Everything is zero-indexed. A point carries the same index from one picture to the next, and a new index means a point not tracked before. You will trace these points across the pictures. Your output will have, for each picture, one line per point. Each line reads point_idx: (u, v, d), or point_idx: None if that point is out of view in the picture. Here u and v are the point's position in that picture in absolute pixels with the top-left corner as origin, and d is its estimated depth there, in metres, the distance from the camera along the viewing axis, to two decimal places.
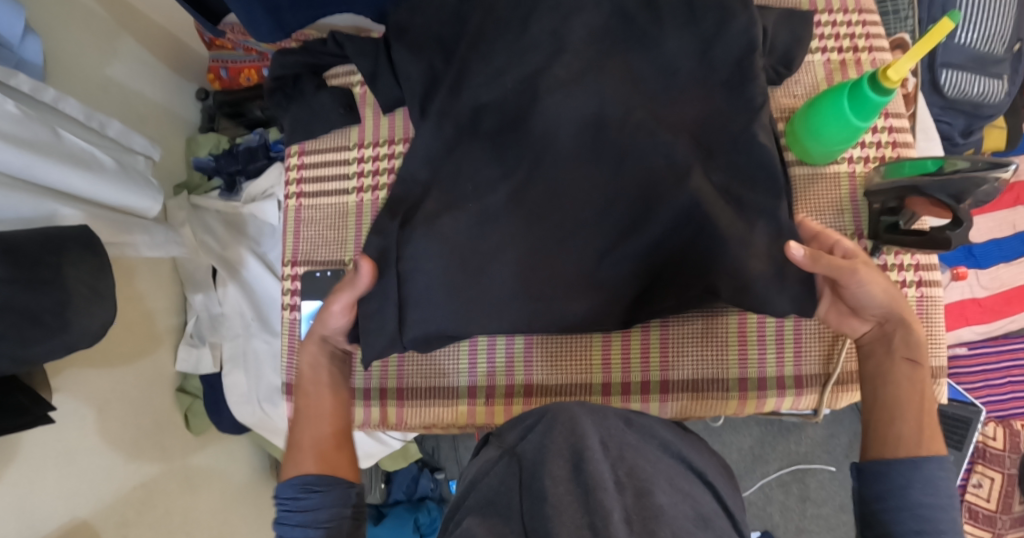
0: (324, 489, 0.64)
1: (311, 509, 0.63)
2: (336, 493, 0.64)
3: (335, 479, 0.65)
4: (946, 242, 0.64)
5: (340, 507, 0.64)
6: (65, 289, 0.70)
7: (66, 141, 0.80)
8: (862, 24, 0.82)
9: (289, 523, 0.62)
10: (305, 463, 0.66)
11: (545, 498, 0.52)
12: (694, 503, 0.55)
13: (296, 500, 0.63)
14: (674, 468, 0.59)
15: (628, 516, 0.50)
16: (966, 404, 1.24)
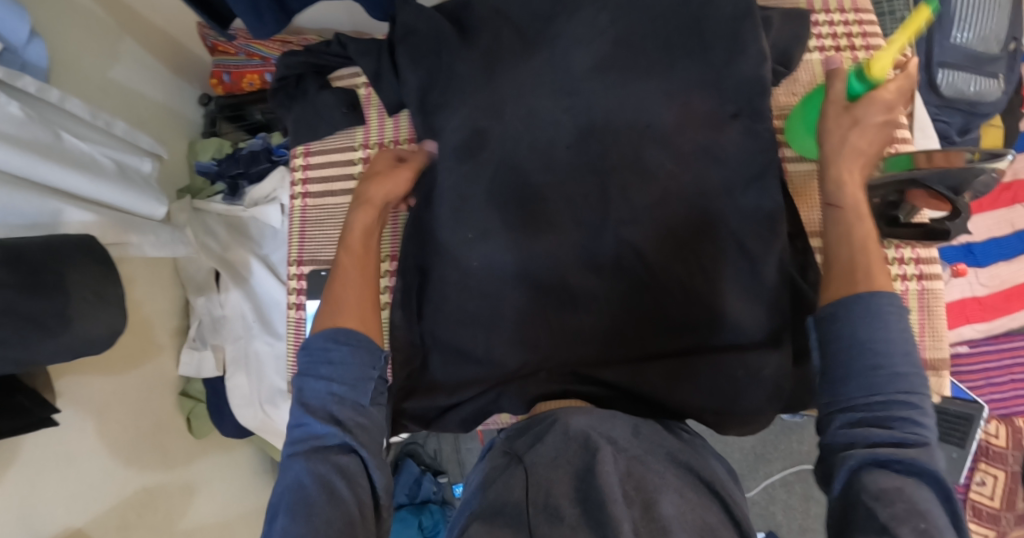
0: (352, 342, 0.63)
1: (338, 366, 0.62)
2: (363, 353, 0.63)
3: (365, 338, 0.64)
4: (946, 232, 0.68)
5: (368, 370, 0.63)
6: (66, 293, 0.70)
7: (68, 143, 0.80)
8: (858, 23, 0.83)
9: (315, 380, 0.62)
10: (338, 317, 0.66)
11: (560, 517, 0.53)
12: (701, 512, 0.54)
13: (325, 353, 0.63)
14: (682, 477, 0.59)
15: (637, 528, 0.50)
16: (969, 401, 1.21)
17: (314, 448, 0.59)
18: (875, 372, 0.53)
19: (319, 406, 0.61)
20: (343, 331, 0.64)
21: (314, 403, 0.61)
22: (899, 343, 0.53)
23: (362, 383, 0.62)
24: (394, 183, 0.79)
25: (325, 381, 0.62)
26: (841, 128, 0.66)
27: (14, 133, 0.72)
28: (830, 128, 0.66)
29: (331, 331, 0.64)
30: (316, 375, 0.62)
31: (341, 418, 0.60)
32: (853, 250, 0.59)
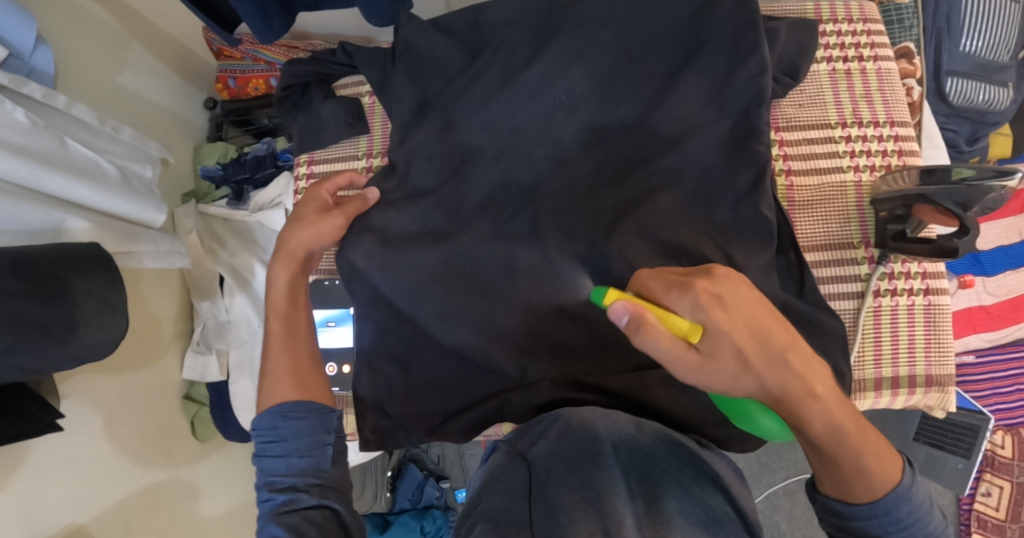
0: (300, 413, 0.64)
1: (291, 437, 0.63)
2: (315, 421, 0.64)
3: (311, 404, 0.65)
4: (954, 250, 0.67)
5: (321, 434, 0.64)
6: (73, 302, 0.70)
7: (73, 151, 0.81)
8: (867, 33, 0.82)
9: (270, 455, 0.63)
10: (283, 389, 0.66)
11: (558, 508, 0.52)
12: (705, 507, 0.54)
13: (277, 427, 0.63)
14: (687, 471, 0.58)
15: (637, 520, 0.50)
16: (974, 411, 1.23)
17: (287, 510, 0.59)
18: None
19: (282, 478, 0.61)
20: (290, 405, 0.64)
21: (275, 479, 0.62)
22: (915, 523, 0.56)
23: (318, 447, 0.63)
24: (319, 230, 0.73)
25: (283, 456, 0.62)
26: (742, 381, 0.54)
27: (22, 141, 0.73)
28: (714, 378, 0.54)
29: (274, 407, 0.64)
30: (273, 453, 0.63)
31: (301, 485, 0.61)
32: (839, 458, 0.56)
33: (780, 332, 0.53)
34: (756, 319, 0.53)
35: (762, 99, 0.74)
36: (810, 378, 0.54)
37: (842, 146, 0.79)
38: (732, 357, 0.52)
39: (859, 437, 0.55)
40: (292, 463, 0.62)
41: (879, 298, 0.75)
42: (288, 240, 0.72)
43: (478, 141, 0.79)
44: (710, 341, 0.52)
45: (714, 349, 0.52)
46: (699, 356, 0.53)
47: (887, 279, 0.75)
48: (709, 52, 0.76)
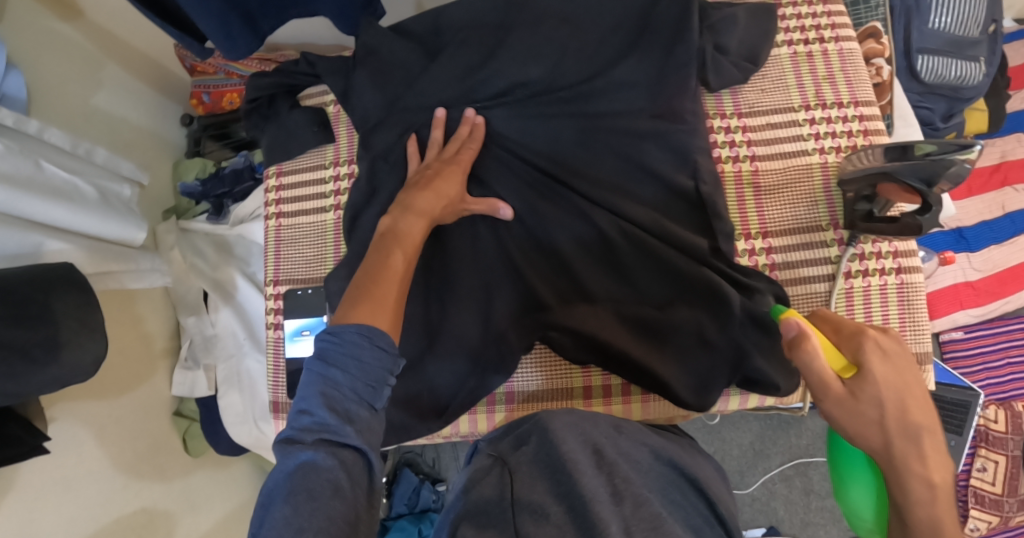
0: (379, 345, 0.55)
1: (365, 365, 0.54)
2: (389, 360, 0.56)
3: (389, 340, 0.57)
4: (918, 227, 0.66)
5: (388, 378, 0.55)
6: (53, 322, 0.71)
7: (49, 173, 0.81)
8: (827, 15, 0.82)
9: (337, 369, 0.54)
10: (377, 320, 0.58)
11: (545, 516, 0.53)
12: (685, 515, 0.55)
13: (352, 349, 0.54)
14: (665, 476, 0.59)
15: (626, 525, 0.51)
16: (964, 387, 1.19)
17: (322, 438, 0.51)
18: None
19: (335, 403, 0.52)
20: (382, 335, 0.56)
21: (328, 395, 0.52)
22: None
23: (381, 388, 0.54)
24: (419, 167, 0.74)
25: (347, 378, 0.53)
26: (868, 429, 0.55)
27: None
28: (847, 417, 0.56)
29: (363, 326, 0.56)
30: (341, 368, 0.54)
31: (351, 422, 0.52)
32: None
33: (923, 415, 0.54)
34: (915, 384, 0.55)
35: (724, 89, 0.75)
36: (925, 467, 0.52)
37: (807, 128, 0.79)
38: (873, 404, 0.55)
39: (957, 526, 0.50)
40: (349, 389, 0.53)
41: (850, 280, 0.75)
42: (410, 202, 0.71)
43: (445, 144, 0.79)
44: (857, 383, 0.56)
45: (860, 388, 0.55)
46: (844, 390, 0.56)
47: (857, 260, 0.75)
48: (670, 42, 0.76)
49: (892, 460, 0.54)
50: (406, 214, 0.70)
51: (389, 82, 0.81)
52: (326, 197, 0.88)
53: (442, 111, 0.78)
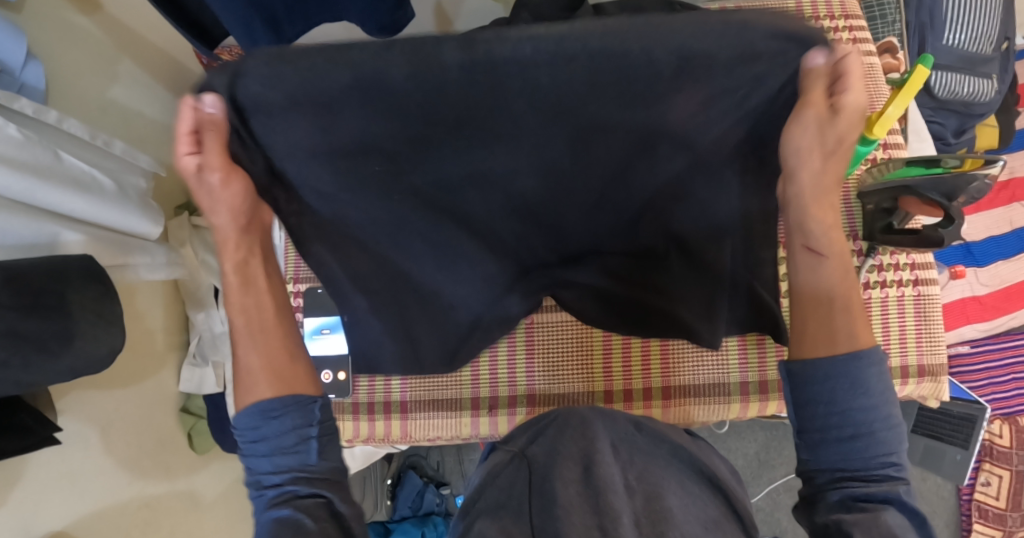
0: (278, 408, 0.56)
1: (274, 434, 0.56)
2: (296, 413, 0.57)
3: (291, 397, 0.57)
4: (939, 239, 0.67)
5: (304, 429, 0.57)
6: (69, 314, 0.71)
7: (67, 163, 0.81)
8: (849, 29, 0.83)
9: (254, 452, 0.56)
10: (259, 388, 0.58)
11: (553, 502, 0.51)
12: (700, 506, 0.53)
13: (256, 422, 0.56)
14: (683, 471, 0.57)
15: (637, 521, 0.48)
16: (971, 401, 1.22)
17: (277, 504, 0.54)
18: (859, 428, 0.50)
19: (267, 476, 0.56)
20: (278, 400, 0.57)
21: (261, 477, 0.56)
22: (873, 402, 0.51)
23: (303, 444, 0.56)
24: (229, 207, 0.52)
25: (265, 455, 0.56)
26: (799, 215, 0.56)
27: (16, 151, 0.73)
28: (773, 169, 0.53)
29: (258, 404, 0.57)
30: (257, 449, 0.56)
31: (283, 481, 0.55)
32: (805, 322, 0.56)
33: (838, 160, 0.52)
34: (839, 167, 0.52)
35: None
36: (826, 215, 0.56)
37: None
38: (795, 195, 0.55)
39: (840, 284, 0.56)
40: (274, 463, 0.55)
41: (869, 291, 0.76)
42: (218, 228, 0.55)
43: None
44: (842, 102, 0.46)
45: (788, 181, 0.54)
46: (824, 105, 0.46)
47: (875, 271, 0.76)
48: None
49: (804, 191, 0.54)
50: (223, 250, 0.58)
51: None
52: None
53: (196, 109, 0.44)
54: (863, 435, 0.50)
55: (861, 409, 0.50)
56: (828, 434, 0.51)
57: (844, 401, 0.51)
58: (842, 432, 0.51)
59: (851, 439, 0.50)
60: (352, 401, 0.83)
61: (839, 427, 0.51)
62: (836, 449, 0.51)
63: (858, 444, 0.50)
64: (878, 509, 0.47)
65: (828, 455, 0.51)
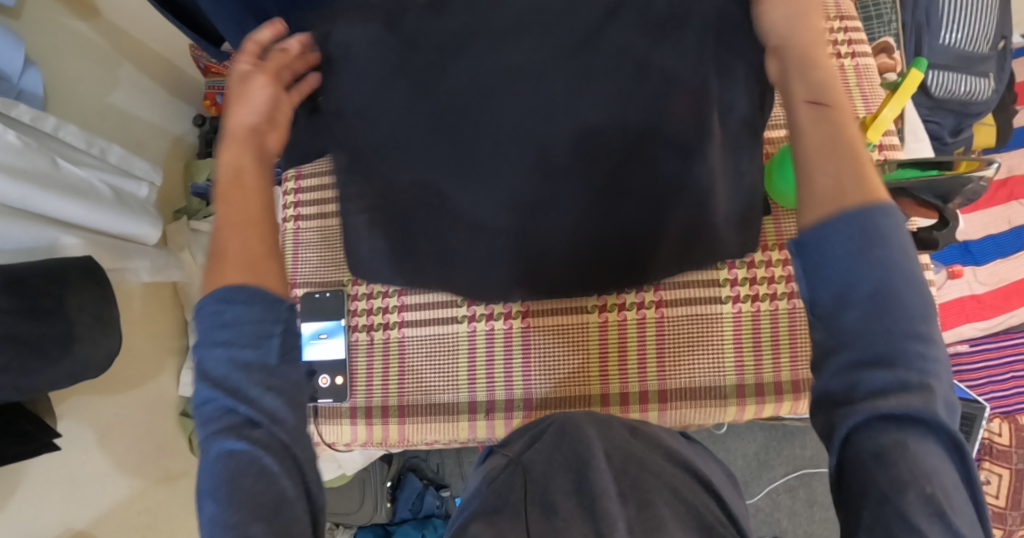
0: (240, 296, 0.45)
1: (236, 324, 0.45)
2: (263, 306, 0.46)
3: (264, 288, 0.47)
4: (936, 241, 0.67)
5: (267, 325, 0.45)
6: (67, 319, 0.71)
7: (67, 172, 0.81)
8: (844, 30, 0.83)
9: (210, 353, 0.45)
10: (225, 270, 0.48)
11: (554, 510, 0.51)
12: (694, 511, 0.52)
13: (217, 316, 0.45)
14: (679, 476, 0.57)
15: (631, 528, 0.48)
16: (971, 401, 1.20)
17: (221, 428, 0.43)
18: (898, 301, 0.39)
19: (218, 378, 0.44)
20: (248, 287, 0.46)
21: (210, 373, 0.44)
22: (904, 271, 0.40)
23: (268, 340, 0.45)
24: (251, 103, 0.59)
25: (222, 348, 0.44)
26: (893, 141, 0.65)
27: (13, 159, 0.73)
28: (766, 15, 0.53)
29: (227, 286, 0.46)
30: (211, 343, 0.45)
31: (254, 385, 0.44)
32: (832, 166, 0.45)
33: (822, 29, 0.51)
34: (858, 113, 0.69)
35: None
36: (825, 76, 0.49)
37: None
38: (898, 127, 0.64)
39: (836, 153, 0.45)
40: (235, 365, 0.44)
41: None
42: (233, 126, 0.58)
43: None
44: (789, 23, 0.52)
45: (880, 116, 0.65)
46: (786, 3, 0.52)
47: None
48: None
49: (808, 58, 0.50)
50: (232, 145, 0.57)
51: None
52: None
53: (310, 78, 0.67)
54: (892, 308, 0.39)
55: (910, 291, 0.39)
56: (853, 320, 0.40)
57: (864, 262, 0.40)
58: (861, 300, 0.40)
59: (881, 313, 0.39)
60: (351, 404, 0.84)
61: (855, 295, 0.40)
62: (869, 339, 0.39)
63: (874, 312, 0.39)
64: (903, 433, 0.37)
65: (842, 332, 0.40)
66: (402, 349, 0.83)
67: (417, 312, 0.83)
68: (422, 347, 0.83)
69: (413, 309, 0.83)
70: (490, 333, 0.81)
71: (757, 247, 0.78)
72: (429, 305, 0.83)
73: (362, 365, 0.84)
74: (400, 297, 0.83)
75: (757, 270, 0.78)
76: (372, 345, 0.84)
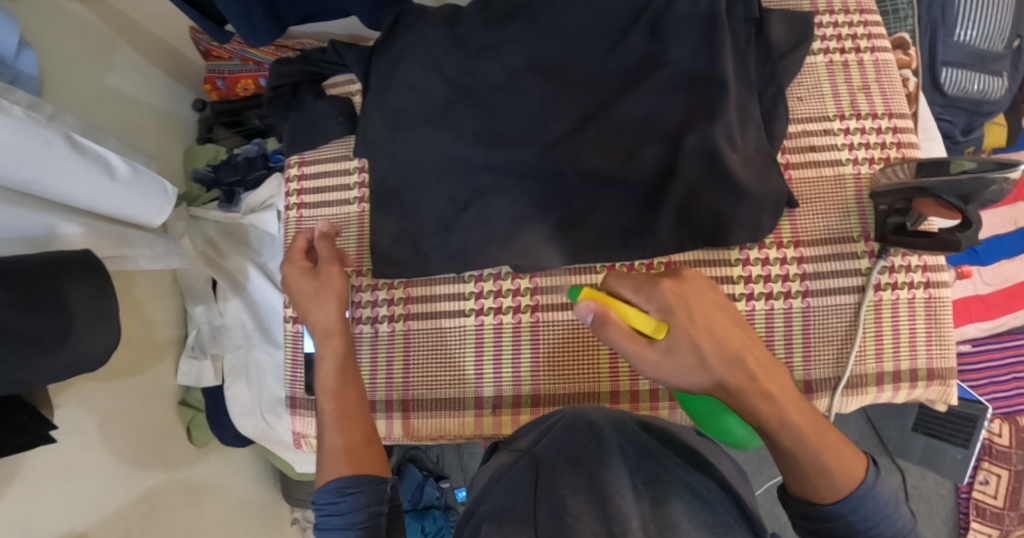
0: (357, 488, 0.60)
1: (348, 511, 0.59)
2: (370, 491, 0.60)
3: (367, 477, 0.61)
4: (956, 244, 0.65)
5: (375, 506, 0.60)
6: (66, 310, 0.69)
7: (81, 144, 0.75)
8: (863, 24, 0.81)
9: (327, 528, 0.59)
10: (338, 465, 0.62)
11: (564, 510, 0.49)
12: (713, 510, 0.51)
13: (331, 500, 0.59)
14: (695, 472, 0.56)
15: (645, 523, 0.47)
16: (972, 401, 1.22)
17: None
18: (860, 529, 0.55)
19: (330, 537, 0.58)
20: (341, 480, 0.60)
21: None
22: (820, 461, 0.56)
23: (375, 517, 0.59)
24: (341, 295, 0.72)
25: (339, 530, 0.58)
26: (696, 374, 0.58)
27: (21, 137, 0.67)
28: (675, 373, 0.58)
29: (332, 483, 0.60)
30: (329, 522, 0.59)
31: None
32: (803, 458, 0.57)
33: (736, 339, 0.59)
34: (722, 312, 0.59)
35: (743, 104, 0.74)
36: (771, 385, 0.58)
37: (841, 138, 0.78)
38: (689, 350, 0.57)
39: (817, 439, 0.57)
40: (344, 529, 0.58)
41: (880, 292, 0.75)
42: (319, 316, 0.72)
43: (461, 151, 0.77)
44: (669, 341, 0.57)
45: (670, 345, 0.58)
46: (660, 349, 0.58)
47: (887, 273, 0.75)
48: (709, 44, 0.74)
49: (735, 396, 0.58)
50: (321, 341, 0.71)
51: (417, 72, 0.78)
52: (350, 190, 0.86)
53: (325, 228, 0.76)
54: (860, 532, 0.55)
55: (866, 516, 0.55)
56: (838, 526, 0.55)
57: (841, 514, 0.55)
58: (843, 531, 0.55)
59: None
60: None
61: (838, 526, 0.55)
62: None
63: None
64: None
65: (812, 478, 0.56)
66: (406, 341, 0.82)
67: (423, 305, 0.82)
68: (429, 340, 0.81)
69: (418, 302, 0.82)
70: (497, 326, 0.80)
71: (771, 244, 0.77)
72: (435, 299, 0.82)
73: (366, 357, 0.83)
74: (406, 288, 0.82)
75: (771, 268, 0.77)
76: (378, 338, 0.82)
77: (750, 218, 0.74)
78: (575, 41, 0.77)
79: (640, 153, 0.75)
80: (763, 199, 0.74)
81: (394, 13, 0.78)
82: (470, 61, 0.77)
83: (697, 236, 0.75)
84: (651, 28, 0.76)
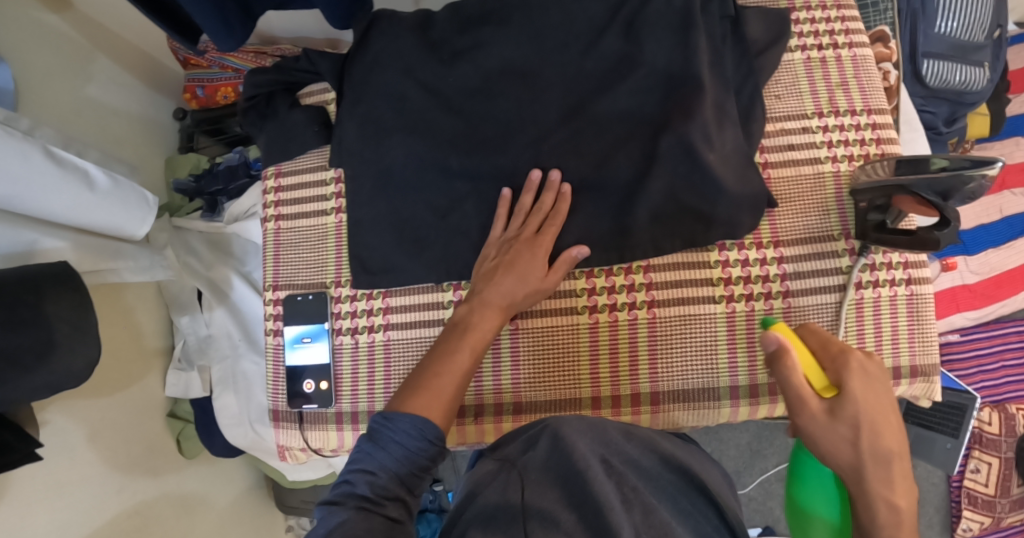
0: (429, 435, 0.58)
1: (405, 449, 0.57)
2: (432, 447, 0.58)
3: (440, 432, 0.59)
4: (934, 242, 0.65)
5: (428, 462, 0.57)
6: (45, 328, 0.69)
7: (60, 156, 0.75)
8: (840, 19, 0.81)
9: (376, 450, 0.56)
10: (430, 408, 0.60)
11: (556, 524, 0.49)
12: (693, 522, 0.52)
13: (399, 431, 0.57)
14: (675, 482, 0.56)
15: (639, 531, 0.48)
16: (960, 390, 1.22)
17: (359, 481, 0.54)
18: None
19: (374, 464, 0.55)
20: (430, 425, 0.58)
21: (367, 465, 0.56)
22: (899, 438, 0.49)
23: (422, 474, 0.57)
24: (519, 277, 0.71)
25: (388, 460, 0.56)
26: (842, 447, 0.55)
27: None
28: (825, 435, 0.56)
29: (417, 416, 0.59)
30: (381, 447, 0.57)
31: (396, 471, 0.55)
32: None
33: (892, 440, 0.54)
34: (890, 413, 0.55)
35: (720, 104, 0.74)
36: (895, 490, 0.52)
37: (820, 136, 0.78)
38: (851, 423, 0.55)
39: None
40: (394, 460, 0.56)
41: (861, 290, 0.75)
42: (493, 292, 0.71)
43: (440, 158, 0.77)
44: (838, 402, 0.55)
45: (838, 407, 0.55)
46: (822, 409, 0.56)
47: (868, 271, 0.75)
48: (685, 44, 0.73)
49: (863, 480, 0.54)
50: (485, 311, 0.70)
51: (392, 80, 0.77)
52: (326, 200, 0.85)
53: (537, 172, 0.74)
54: None
55: None
56: None
57: None
58: None
59: None
60: (336, 410, 0.82)
61: None
62: None
63: None
64: None
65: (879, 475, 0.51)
66: (387, 352, 0.81)
67: (404, 315, 0.81)
68: (409, 349, 0.81)
69: (399, 311, 0.81)
70: None
71: (750, 245, 0.77)
72: (416, 308, 0.81)
73: (347, 367, 0.82)
74: (386, 298, 0.82)
75: (751, 269, 0.77)
76: (358, 349, 0.82)
77: (730, 219, 0.74)
78: (551, 45, 0.76)
79: (619, 156, 0.75)
80: (743, 199, 0.74)
81: (366, 18, 0.77)
82: (445, 68, 0.77)
83: (676, 238, 0.75)
84: (626, 30, 0.75)
